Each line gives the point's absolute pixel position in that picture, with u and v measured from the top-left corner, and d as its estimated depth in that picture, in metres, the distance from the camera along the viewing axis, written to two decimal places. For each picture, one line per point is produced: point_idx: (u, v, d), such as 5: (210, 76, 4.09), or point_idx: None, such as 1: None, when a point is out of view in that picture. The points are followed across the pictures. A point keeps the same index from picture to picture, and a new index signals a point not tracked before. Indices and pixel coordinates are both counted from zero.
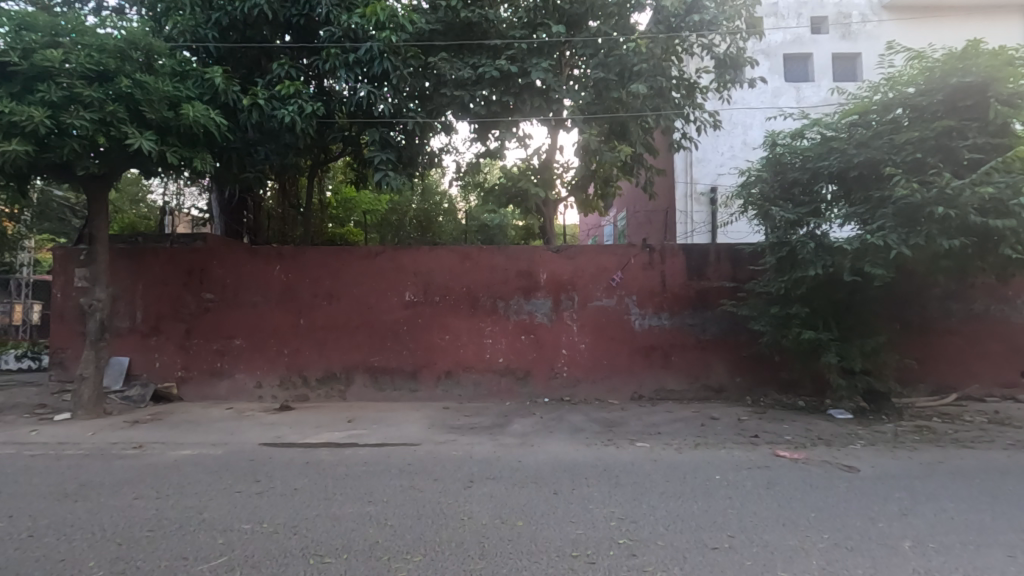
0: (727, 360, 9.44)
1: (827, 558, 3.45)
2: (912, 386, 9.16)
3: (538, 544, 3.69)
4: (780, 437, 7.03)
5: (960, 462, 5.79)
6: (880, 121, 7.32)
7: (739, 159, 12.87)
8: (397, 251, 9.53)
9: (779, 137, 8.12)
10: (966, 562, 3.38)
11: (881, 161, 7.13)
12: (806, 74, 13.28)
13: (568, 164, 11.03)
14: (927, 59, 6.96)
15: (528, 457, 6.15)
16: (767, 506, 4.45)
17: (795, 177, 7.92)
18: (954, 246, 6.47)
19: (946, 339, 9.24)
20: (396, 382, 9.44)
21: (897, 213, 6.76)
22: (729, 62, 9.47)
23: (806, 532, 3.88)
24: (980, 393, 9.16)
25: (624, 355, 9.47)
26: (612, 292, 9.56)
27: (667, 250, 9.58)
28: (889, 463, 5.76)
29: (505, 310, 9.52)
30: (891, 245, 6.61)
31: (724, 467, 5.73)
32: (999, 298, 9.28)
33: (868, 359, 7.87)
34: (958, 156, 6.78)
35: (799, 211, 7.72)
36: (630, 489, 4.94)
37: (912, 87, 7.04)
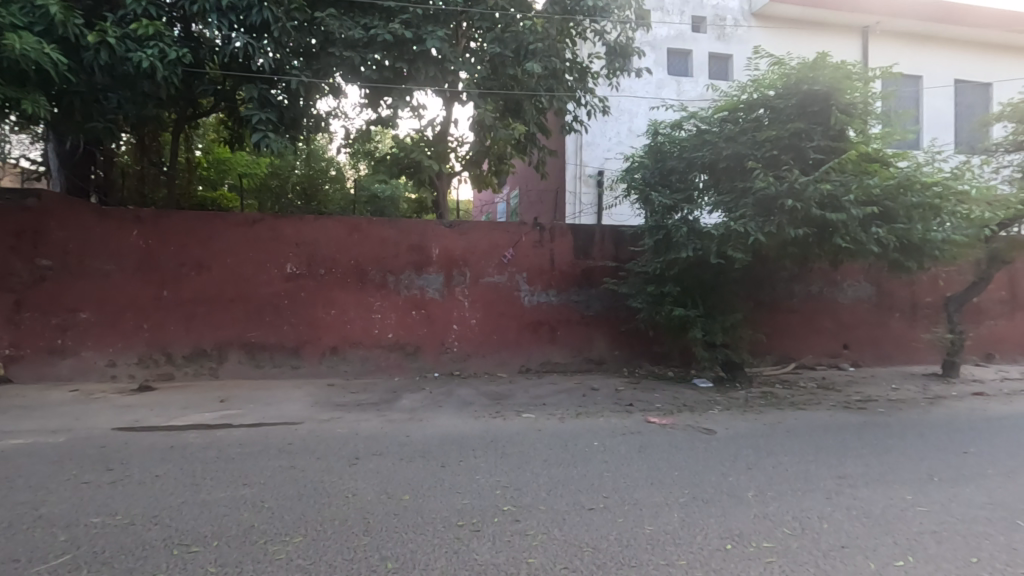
0: (608, 334, 10.04)
1: (686, 511, 3.85)
2: (761, 356, 10.42)
3: (424, 516, 3.72)
4: (651, 405, 7.67)
5: (795, 422, 6.71)
6: (745, 119, 8.08)
7: (625, 146, 13.57)
8: (277, 219, 8.90)
9: (661, 126, 8.85)
10: (796, 506, 3.95)
11: (745, 156, 7.90)
12: (686, 69, 14.17)
13: (463, 139, 10.88)
14: (786, 66, 7.76)
15: (416, 432, 6.13)
16: (638, 467, 4.87)
17: (672, 166, 8.58)
18: (799, 235, 7.32)
19: (789, 315, 10.58)
20: (276, 359, 8.89)
21: (756, 203, 7.55)
22: (619, 50, 9.71)
23: (670, 488, 4.31)
24: (812, 362, 10.65)
25: (513, 331, 9.72)
26: (503, 269, 9.71)
27: (556, 229, 9.91)
28: (739, 425, 6.52)
29: (394, 285, 9.31)
30: (750, 231, 7.40)
31: (602, 434, 6.13)
32: (830, 281, 10.78)
33: (727, 333, 8.80)
34: (805, 155, 7.68)
35: (675, 198, 8.47)
36: (516, 457, 5.13)
37: (773, 90, 7.81)
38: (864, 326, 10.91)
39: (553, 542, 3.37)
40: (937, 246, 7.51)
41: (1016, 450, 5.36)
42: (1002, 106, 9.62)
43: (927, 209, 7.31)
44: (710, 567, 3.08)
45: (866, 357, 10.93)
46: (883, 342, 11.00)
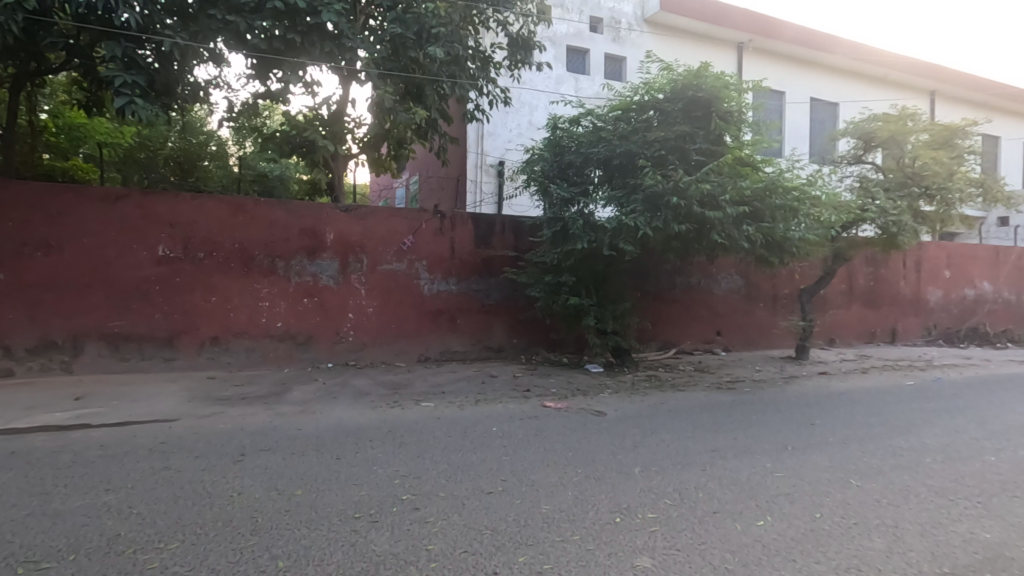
0: (507, 323, 10.22)
1: (579, 489, 4.06)
2: (647, 342, 11.18)
3: (318, 511, 3.58)
4: (547, 390, 7.96)
5: (675, 402, 7.30)
6: (637, 118, 8.58)
7: (525, 138, 13.81)
8: (146, 196, 7.99)
9: (560, 120, 9.15)
10: (676, 479, 4.31)
11: (636, 154, 8.38)
12: (584, 67, 14.66)
13: (361, 120, 10.47)
14: (673, 72, 8.33)
15: (309, 425, 5.86)
16: (534, 450, 5.05)
17: (570, 160, 9.00)
18: (681, 230, 7.90)
19: (672, 305, 11.45)
20: (145, 351, 8.02)
21: (645, 199, 8.04)
22: (521, 42, 9.84)
23: (564, 469, 4.51)
24: (690, 347, 11.62)
25: (412, 319, 9.57)
26: (402, 256, 9.52)
27: (457, 217, 9.89)
28: (627, 407, 6.98)
29: (284, 271, 8.77)
30: (639, 226, 7.90)
31: (500, 419, 6.26)
32: (707, 273, 11.81)
33: (617, 321, 9.34)
34: (689, 157, 8.26)
35: (572, 191, 8.85)
36: (415, 446, 5.08)
37: (662, 93, 8.37)
38: (734, 315, 12.09)
39: (453, 527, 3.40)
40: (795, 244, 8.47)
41: (850, 420, 6.26)
42: (847, 124, 11.03)
43: (788, 210, 8.22)
44: (600, 540, 3.28)
45: (735, 343, 12.15)
46: (749, 329, 12.27)
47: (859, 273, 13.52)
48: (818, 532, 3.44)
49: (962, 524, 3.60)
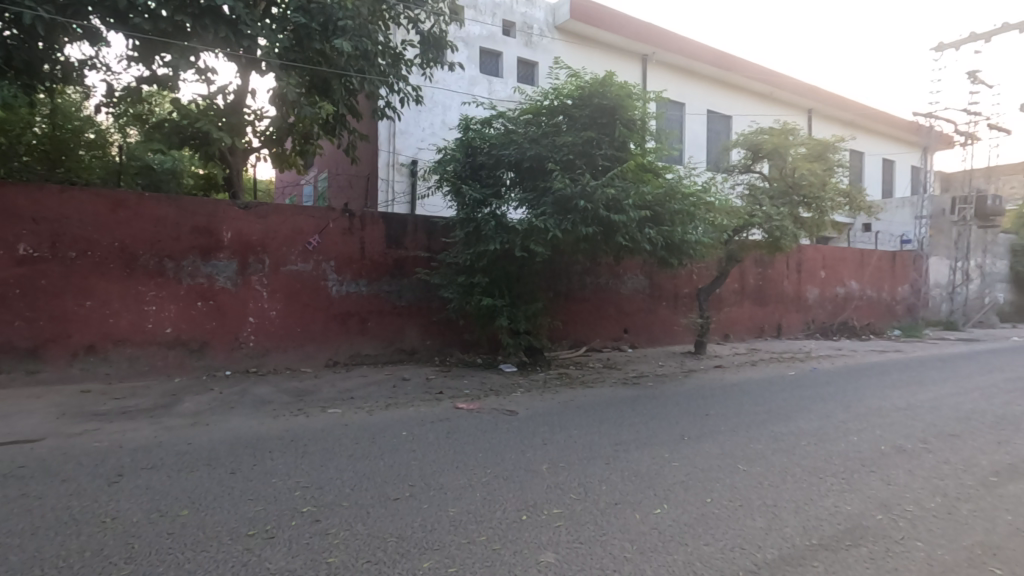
0: (420, 324, 10.07)
1: (488, 489, 4.08)
2: (559, 341, 11.48)
3: (207, 531, 3.33)
4: (460, 391, 7.93)
5: (584, 399, 7.55)
6: (547, 122, 8.80)
7: (438, 137, 13.70)
8: (4, 187, 7.07)
9: (473, 121, 9.19)
10: (582, 474, 4.45)
11: (546, 157, 8.58)
12: (497, 70, 14.79)
13: (263, 112, 9.88)
14: (581, 79, 8.64)
15: (201, 438, 5.44)
16: (445, 452, 5.01)
17: (482, 161, 9.04)
18: (589, 233, 8.17)
19: (582, 304, 11.83)
20: (4, 363, 7.08)
21: (554, 202, 8.24)
22: (433, 40, 9.72)
23: (474, 470, 4.52)
24: (599, 345, 12.07)
25: (319, 323, 9.16)
26: (308, 257, 9.10)
27: (367, 217, 9.61)
28: (538, 405, 7.12)
29: (174, 272, 8.08)
30: (549, 227, 8.09)
31: (410, 423, 6.16)
32: (615, 274, 12.32)
33: (530, 321, 9.50)
34: (596, 162, 8.57)
35: (485, 192, 8.89)
36: (319, 455, 4.86)
37: (570, 99, 8.65)
38: (640, 313, 12.71)
39: (356, 537, 3.29)
40: (692, 246, 9.04)
41: (739, 410, 6.79)
42: (738, 136, 11.92)
43: (686, 215, 8.74)
44: (506, 538, 3.32)
45: (641, 340, 12.77)
46: (654, 327, 12.96)
47: (749, 274, 14.70)
48: (708, 516, 3.68)
49: (829, 499, 4.01)
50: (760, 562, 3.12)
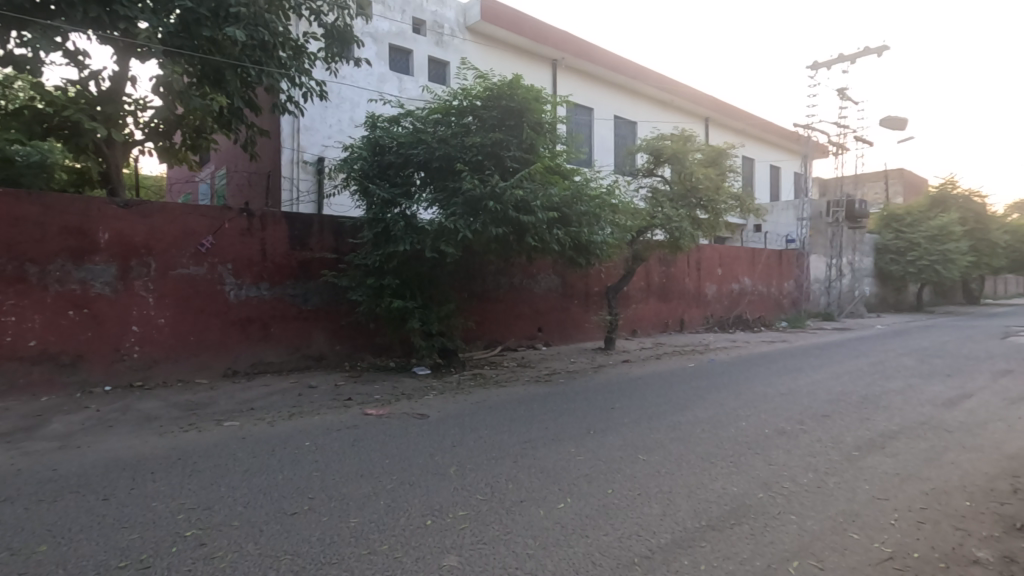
0: (328, 329, 9.66)
1: (392, 496, 3.99)
2: (473, 342, 11.47)
3: (69, 568, 2.98)
4: (370, 397, 7.71)
5: (497, 398, 7.59)
6: (455, 122, 8.79)
7: (346, 135, 13.24)
8: None
9: (379, 119, 9.00)
10: (489, 474, 4.46)
11: (455, 158, 8.55)
12: (407, 68, 14.53)
13: (146, 102, 9.04)
14: (488, 81, 8.71)
15: (72, 462, 4.89)
16: (349, 461, 4.84)
17: (390, 160, 8.85)
18: (499, 234, 8.22)
19: (496, 304, 11.90)
20: None
21: (464, 202, 8.24)
22: (337, 34, 9.33)
23: (379, 477, 4.40)
24: (514, 344, 12.20)
25: (215, 330, 8.54)
26: (201, 259, 8.45)
27: (267, 216, 9.10)
28: (450, 407, 7.08)
29: (39, 278, 7.22)
30: (459, 228, 8.07)
31: (315, 432, 5.89)
32: (527, 274, 12.52)
33: (442, 323, 9.41)
34: (504, 163, 8.63)
35: (393, 192, 8.72)
36: (209, 473, 4.52)
37: (479, 100, 8.70)
38: (552, 312, 13.00)
39: (245, 558, 3.09)
40: (599, 247, 9.37)
41: (641, 402, 7.13)
42: (641, 141, 12.50)
43: (592, 216, 9.03)
44: (409, 545, 3.26)
45: (554, 338, 13.07)
46: (566, 325, 13.31)
47: (654, 272, 15.48)
48: (608, 507, 3.82)
49: (717, 482, 4.30)
50: (654, 547, 3.27)
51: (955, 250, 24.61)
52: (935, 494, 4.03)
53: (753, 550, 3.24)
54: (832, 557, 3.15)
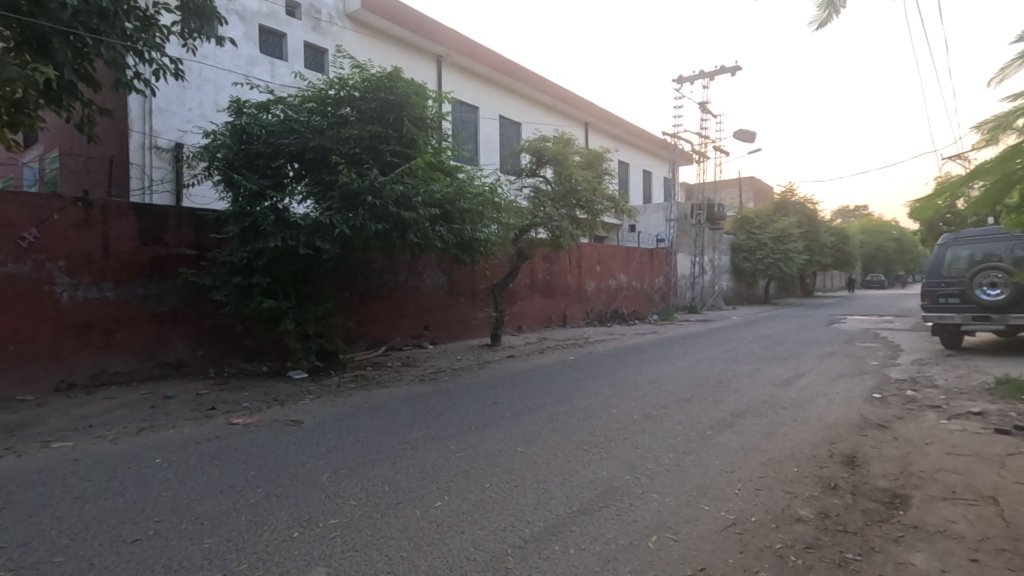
0: (188, 333, 8.75)
1: (256, 511, 3.70)
2: (355, 343, 11.02)
3: None
4: (237, 405, 7.10)
5: (378, 400, 7.36)
6: (331, 113, 8.40)
7: (208, 120, 12.06)
8: None
9: (246, 105, 8.33)
10: (365, 479, 4.30)
11: (330, 149, 8.14)
12: (279, 52, 13.57)
13: None
14: (366, 72, 8.42)
15: None
16: (208, 476, 4.41)
17: (258, 149, 8.22)
18: (379, 230, 7.95)
19: (379, 303, 11.54)
20: None
21: (341, 196, 7.88)
22: (195, 8, 8.40)
23: (242, 492, 4.06)
24: (399, 344, 11.91)
25: (43, 337, 7.39)
26: (23, 256, 7.27)
27: (111, 208, 8.04)
28: (328, 411, 6.74)
29: None
30: (336, 224, 7.70)
31: (168, 448, 5.30)
32: (412, 272, 12.30)
33: (320, 323, 8.93)
34: (384, 157, 8.37)
35: (262, 183, 8.12)
36: (28, 504, 3.88)
37: (356, 91, 8.39)
38: (438, 310, 12.89)
39: None
40: (482, 244, 9.44)
41: (523, 396, 7.31)
42: (524, 141, 12.78)
43: (475, 214, 9.04)
44: (271, 562, 3.04)
45: (441, 336, 12.97)
46: (452, 322, 13.26)
47: (538, 269, 15.95)
48: (485, 501, 3.86)
49: (589, 468, 4.53)
50: (527, 536, 3.36)
51: (793, 250, 28.20)
52: (771, 463, 4.57)
53: (618, 529, 3.45)
54: (686, 528, 3.44)
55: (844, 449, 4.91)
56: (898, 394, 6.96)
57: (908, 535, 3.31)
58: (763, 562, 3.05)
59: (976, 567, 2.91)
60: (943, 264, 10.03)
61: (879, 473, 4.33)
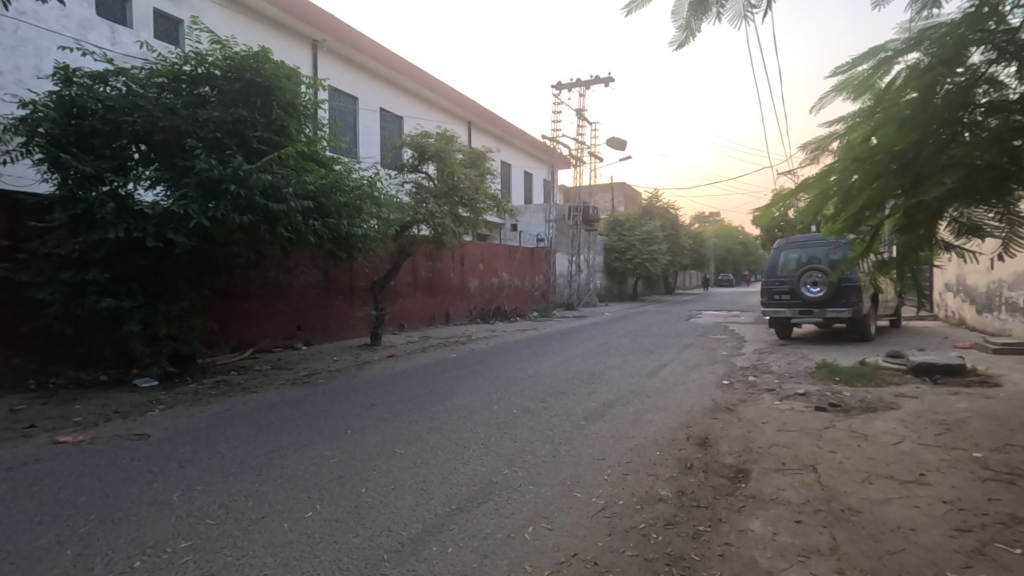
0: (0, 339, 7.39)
1: (87, 542, 3.22)
2: (216, 345, 10.04)
3: None
4: (66, 420, 6.13)
5: (244, 406, 6.78)
6: (187, 91, 7.57)
7: (25, 87, 10.28)
8: None
9: (77, 73, 7.21)
10: (224, 494, 3.92)
11: (185, 131, 7.31)
12: (122, 17, 11.92)
13: None
14: (229, 49, 7.74)
15: None
16: (26, 506, 3.76)
17: (93, 126, 7.12)
18: (244, 222, 7.29)
19: (245, 302, 10.63)
20: None
21: (198, 184, 7.11)
22: None
23: (69, 521, 3.51)
24: (269, 345, 11.07)
25: None
26: None
27: None
28: (182, 422, 6.07)
29: None
30: (192, 214, 6.93)
31: None
32: (283, 268, 11.49)
33: (173, 325, 8.01)
34: (249, 144, 7.67)
35: (98, 165, 7.08)
36: None
37: (217, 70, 7.68)
38: (313, 309, 12.18)
39: None
40: (361, 240, 9.08)
41: (404, 395, 7.15)
42: (405, 136, 12.50)
43: (353, 208, 8.63)
44: None
45: (316, 336, 12.27)
46: (329, 322, 12.62)
47: (420, 266, 15.72)
48: (361, 507, 3.72)
49: (469, 464, 4.55)
50: (404, 539, 3.29)
51: (658, 251, 30.69)
52: (637, 448, 4.92)
53: (495, 523, 3.50)
54: (560, 516, 3.58)
55: (698, 432, 5.44)
56: (742, 379, 7.87)
57: (748, 505, 3.74)
58: (628, 542, 3.26)
59: (799, 528, 3.37)
60: (778, 265, 11.52)
61: (727, 451, 4.85)
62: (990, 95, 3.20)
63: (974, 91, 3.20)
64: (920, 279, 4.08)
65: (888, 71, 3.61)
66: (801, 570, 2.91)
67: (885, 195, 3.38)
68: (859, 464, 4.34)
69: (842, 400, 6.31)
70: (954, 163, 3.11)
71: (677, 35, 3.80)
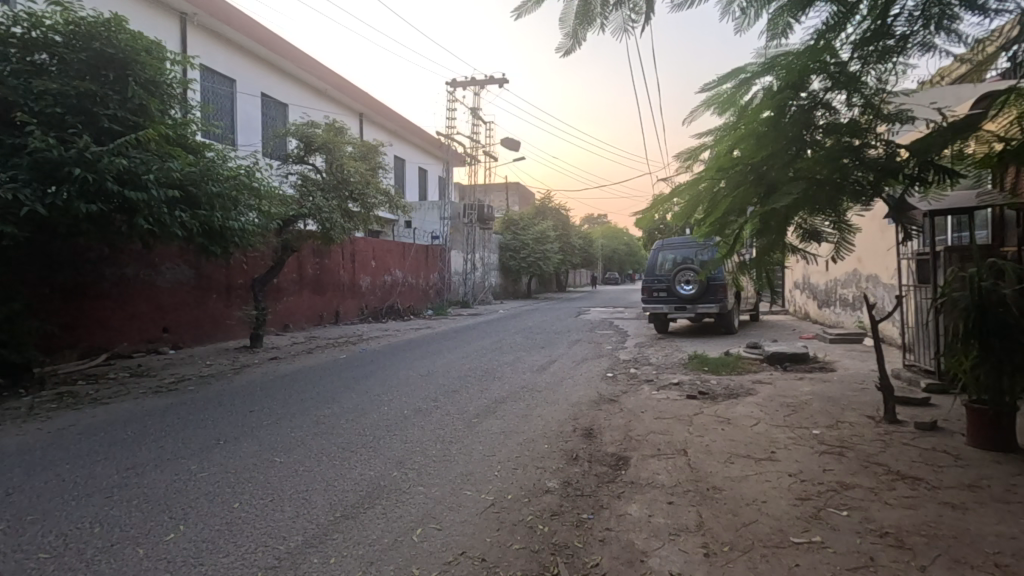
0: None
1: None
2: (60, 352, 8.76)
3: None
4: None
5: (93, 420, 5.98)
6: (18, 58, 6.54)
7: None
8: None
9: None
10: (64, 522, 3.43)
11: (13, 104, 6.26)
12: None
13: None
14: (73, 14, 6.81)
15: None
16: None
17: None
18: (93, 211, 6.41)
19: (97, 302, 9.40)
20: None
21: (32, 165, 6.14)
22: None
23: None
24: (127, 350, 9.87)
25: None
26: None
27: None
28: (13, 441, 5.23)
29: None
30: (24, 201, 5.95)
31: None
32: (145, 263, 10.32)
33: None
34: (98, 123, 6.70)
35: None
36: None
37: (58, 36, 6.72)
38: (182, 309, 11.07)
39: None
40: (237, 233, 8.37)
41: (286, 400, 6.71)
42: (289, 124, 11.76)
43: (227, 198, 7.93)
44: None
45: (186, 338, 11.16)
46: (202, 323, 11.53)
47: (306, 263, 14.89)
48: (233, 524, 3.42)
49: (355, 469, 4.38)
50: (282, 554, 3.08)
51: (550, 250, 31.73)
52: (526, 443, 5.04)
53: (382, 529, 3.39)
54: (448, 516, 3.56)
55: (583, 424, 5.68)
56: (624, 372, 8.37)
57: (627, 490, 3.97)
58: (516, 535, 3.33)
59: (670, 508, 3.65)
60: (656, 265, 12.40)
61: (609, 441, 5.12)
62: (827, 118, 3.65)
63: (813, 114, 3.64)
64: (772, 278, 4.57)
65: (747, 89, 3.89)
66: (672, 548, 3.14)
67: (745, 203, 3.77)
68: (722, 446, 4.78)
69: (709, 388, 6.91)
70: (800, 175, 3.47)
71: (564, 41, 3.86)
